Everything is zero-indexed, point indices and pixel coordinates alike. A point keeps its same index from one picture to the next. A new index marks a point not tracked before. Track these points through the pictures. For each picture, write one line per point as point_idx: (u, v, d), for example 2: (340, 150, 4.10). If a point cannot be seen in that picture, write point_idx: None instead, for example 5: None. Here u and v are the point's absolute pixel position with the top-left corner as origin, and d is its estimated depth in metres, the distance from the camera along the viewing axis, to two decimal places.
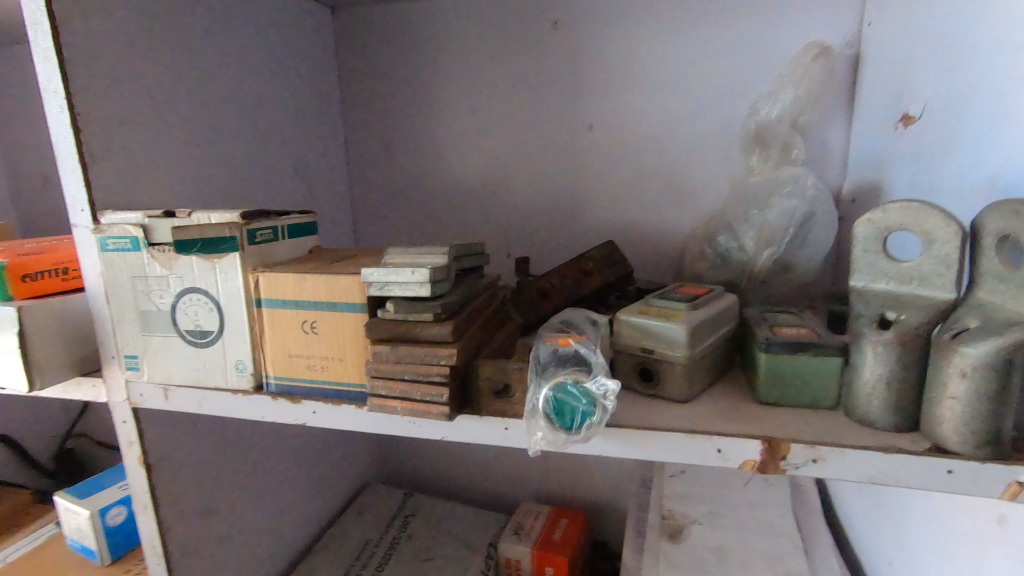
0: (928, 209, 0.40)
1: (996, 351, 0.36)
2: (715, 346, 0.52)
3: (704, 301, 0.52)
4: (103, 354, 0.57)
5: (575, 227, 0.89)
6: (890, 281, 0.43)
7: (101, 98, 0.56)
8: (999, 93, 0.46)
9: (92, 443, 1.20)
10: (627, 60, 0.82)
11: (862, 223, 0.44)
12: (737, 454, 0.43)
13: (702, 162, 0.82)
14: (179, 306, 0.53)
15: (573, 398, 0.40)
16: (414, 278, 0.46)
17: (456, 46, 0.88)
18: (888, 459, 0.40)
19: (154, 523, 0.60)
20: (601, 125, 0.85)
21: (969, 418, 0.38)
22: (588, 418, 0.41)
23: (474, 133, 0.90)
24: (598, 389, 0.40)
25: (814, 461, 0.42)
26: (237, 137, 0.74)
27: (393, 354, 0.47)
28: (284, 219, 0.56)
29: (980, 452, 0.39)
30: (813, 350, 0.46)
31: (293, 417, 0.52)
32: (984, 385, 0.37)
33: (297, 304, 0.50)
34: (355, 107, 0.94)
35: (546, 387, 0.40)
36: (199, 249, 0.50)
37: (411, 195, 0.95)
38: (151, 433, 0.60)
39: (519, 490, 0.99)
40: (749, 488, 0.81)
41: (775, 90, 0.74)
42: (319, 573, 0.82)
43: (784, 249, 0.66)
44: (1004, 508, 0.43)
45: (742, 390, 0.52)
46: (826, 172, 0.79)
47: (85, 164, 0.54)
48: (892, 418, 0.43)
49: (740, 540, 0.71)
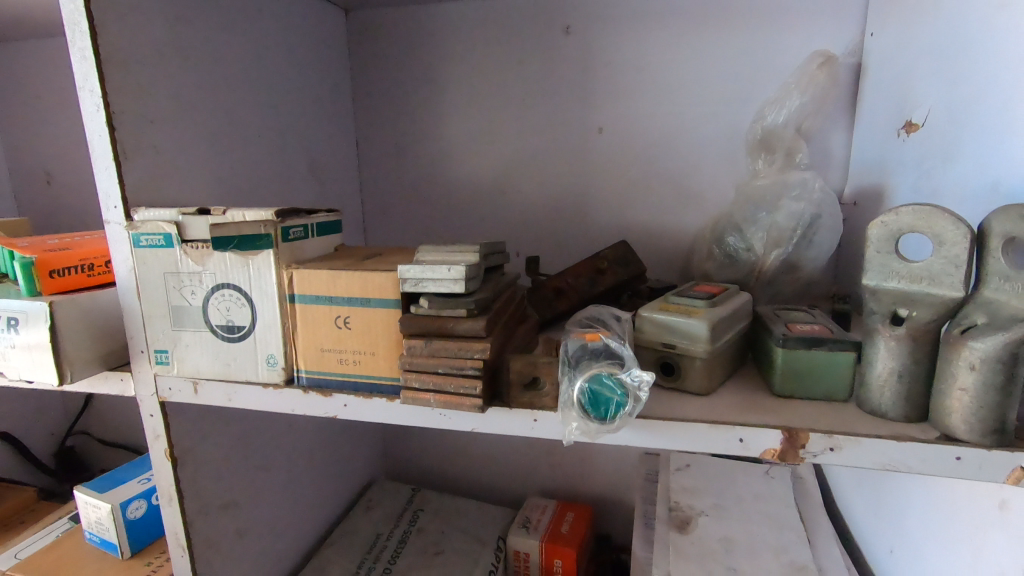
0: (938, 213, 0.42)
1: (1003, 345, 0.39)
2: (732, 342, 0.54)
3: (721, 299, 0.54)
4: (132, 349, 0.58)
5: (583, 227, 0.91)
6: (901, 281, 0.44)
7: (134, 97, 0.57)
8: (1001, 103, 0.49)
9: (93, 440, 1.21)
10: (637, 66, 0.84)
11: (875, 226, 0.46)
12: (758, 443, 0.45)
13: (709, 166, 0.85)
14: (211, 301, 0.54)
15: (608, 389, 0.42)
16: (449, 275, 0.47)
17: (469, 50, 0.90)
18: (901, 447, 0.43)
19: (178, 516, 0.61)
20: (611, 128, 0.87)
21: (976, 408, 0.41)
22: (622, 408, 0.42)
23: (485, 135, 0.92)
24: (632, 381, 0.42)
25: (831, 449, 0.44)
26: (257, 136, 0.75)
27: (427, 348, 0.48)
28: (313, 217, 0.57)
29: (987, 440, 0.41)
30: (828, 345, 0.49)
31: (324, 410, 0.53)
32: (993, 377, 0.39)
33: (331, 300, 0.51)
34: (367, 107, 0.96)
35: (582, 378, 0.43)
36: (235, 246, 0.52)
37: (422, 194, 0.97)
38: (177, 426, 0.61)
39: (526, 485, 1.01)
40: (752, 481, 0.84)
41: (781, 97, 0.77)
42: (332, 566, 0.83)
43: (791, 249, 0.69)
44: (1005, 494, 0.45)
45: (757, 384, 0.54)
46: (828, 177, 0.82)
47: (119, 162, 0.55)
48: (903, 409, 0.45)
49: (747, 530, 0.73)
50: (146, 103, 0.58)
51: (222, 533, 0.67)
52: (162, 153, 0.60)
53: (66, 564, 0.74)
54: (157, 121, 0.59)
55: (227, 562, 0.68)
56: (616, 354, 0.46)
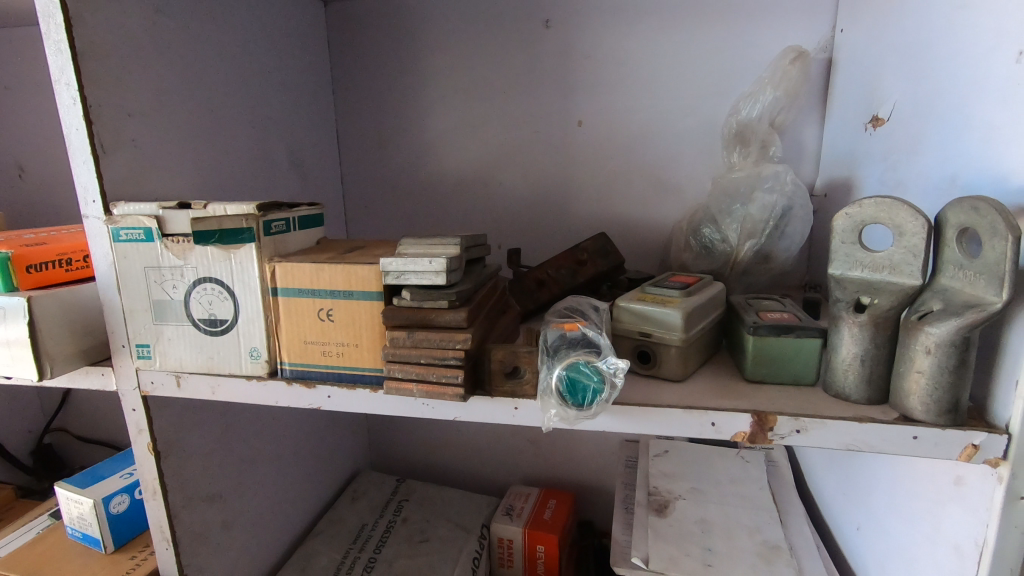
0: (899, 204, 0.44)
1: (956, 330, 0.41)
2: (706, 329, 0.56)
3: (696, 289, 0.56)
4: (113, 343, 0.58)
5: (564, 219, 0.92)
6: (865, 270, 0.47)
7: (112, 90, 0.56)
8: (960, 100, 0.51)
9: (72, 438, 1.19)
10: (616, 60, 0.85)
11: (840, 217, 0.48)
12: (729, 427, 0.47)
13: (686, 158, 0.86)
14: (194, 295, 0.54)
15: (585, 376, 0.44)
16: (431, 267, 0.48)
17: (450, 43, 0.90)
18: (863, 427, 0.45)
19: (163, 510, 0.61)
20: (591, 122, 0.88)
21: (932, 389, 0.43)
22: (599, 395, 0.44)
23: (466, 128, 0.92)
24: (609, 368, 0.44)
25: (798, 431, 0.46)
26: (237, 129, 0.75)
27: (409, 339, 0.49)
28: (295, 211, 0.58)
29: (942, 419, 0.44)
30: (796, 331, 0.51)
31: (308, 401, 0.54)
32: (947, 360, 0.42)
33: (313, 292, 0.52)
34: (347, 100, 0.96)
35: (560, 366, 0.44)
36: (217, 240, 0.52)
37: (404, 188, 0.97)
38: (161, 420, 0.61)
39: (509, 474, 1.03)
40: (728, 465, 0.86)
41: (755, 91, 0.78)
42: (318, 556, 0.84)
43: (764, 240, 0.71)
44: (959, 471, 0.48)
45: (730, 370, 0.57)
46: (801, 169, 0.84)
47: (97, 156, 0.54)
48: (865, 391, 0.48)
49: (723, 513, 0.76)
50: (124, 96, 0.57)
51: (207, 525, 0.67)
52: (141, 146, 0.60)
53: (48, 560, 0.74)
54: (136, 114, 0.59)
55: (213, 554, 0.68)
56: (595, 343, 0.47)
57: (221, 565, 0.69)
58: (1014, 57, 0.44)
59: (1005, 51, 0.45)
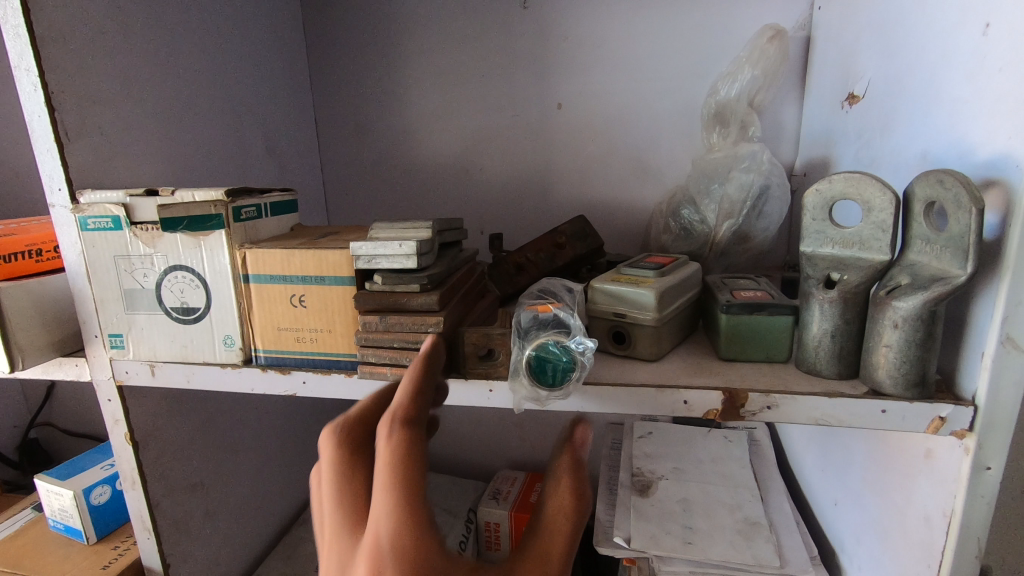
0: (867, 179, 0.45)
1: (922, 304, 0.41)
2: (681, 310, 0.56)
3: (670, 269, 0.56)
4: (86, 334, 0.57)
5: (545, 204, 0.92)
6: (836, 246, 0.47)
7: (76, 76, 0.55)
8: (930, 74, 0.51)
9: (58, 432, 1.19)
10: (594, 42, 0.85)
11: (810, 194, 0.48)
12: (701, 404, 0.48)
13: (665, 140, 0.86)
14: (165, 284, 0.54)
15: (554, 356, 0.44)
16: (401, 251, 0.48)
17: (426, 26, 0.89)
18: (832, 402, 0.45)
19: (142, 500, 0.61)
20: (570, 105, 0.87)
21: (899, 363, 0.44)
22: (568, 373, 0.44)
23: (445, 112, 0.92)
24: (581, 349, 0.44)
25: (768, 408, 0.47)
26: (209, 115, 0.74)
27: (382, 323, 0.49)
28: (267, 197, 0.57)
29: (909, 392, 0.44)
30: (768, 309, 0.51)
31: (284, 387, 0.54)
32: (914, 334, 0.42)
33: (285, 279, 0.52)
34: (324, 86, 0.94)
35: (528, 347, 0.44)
36: (185, 227, 0.51)
37: (384, 174, 0.96)
38: (137, 410, 0.60)
39: (496, 458, 1.04)
40: (711, 445, 0.87)
41: (734, 71, 0.78)
42: (305, 543, 0.84)
43: (742, 220, 0.71)
44: (930, 444, 0.48)
45: (705, 349, 0.57)
46: (780, 150, 0.84)
47: (62, 144, 0.54)
48: (836, 367, 0.48)
49: (704, 491, 0.77)
50: (88, 82, 0.56)
51: (189, 514, 0.67)
52: (107, 134, 0.58)
53: (32, 552, 0.74)
54: (101, 101, 0.58)
55: (197, 543, 0.68)
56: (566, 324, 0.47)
57: (205, 553, 0.70)
58: (981, 30, 0.44)
59: (972, 24, 0.45)
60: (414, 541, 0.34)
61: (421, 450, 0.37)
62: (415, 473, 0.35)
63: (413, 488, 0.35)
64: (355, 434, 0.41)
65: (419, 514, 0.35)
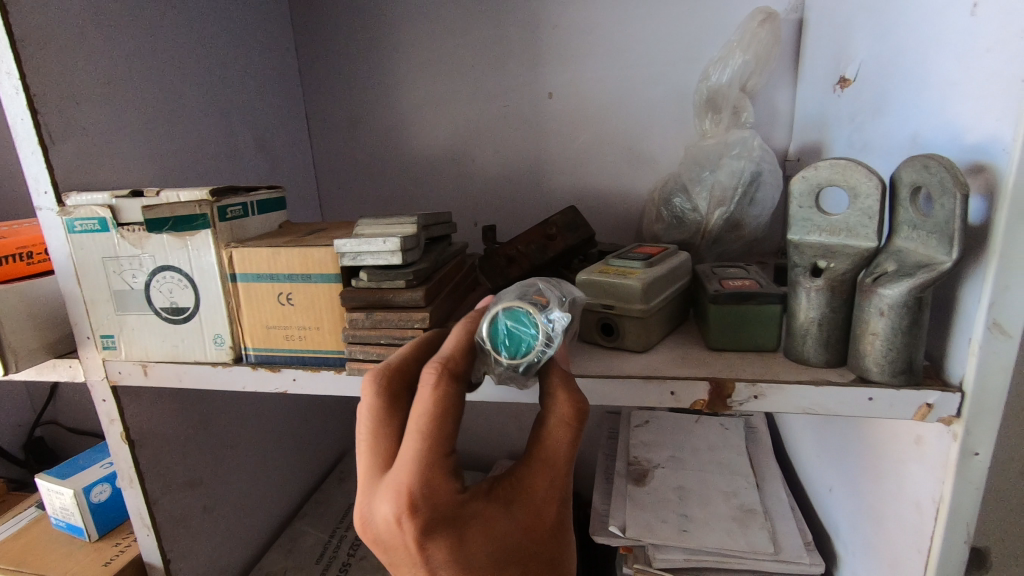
0: (853, 166, 0.44)
1: (908, 290, 0.41)
2: (670, 300, 0.56)
3: (659, 259, 0.56)
4: (78, 335, 0.57)
5: (539, 195, 0.91)
6: (823, 233, 0.46)
7: (58, 78, 0.55)
8: (920, 56, 0.50)
9: (63, 430, 1.20)
10: (584, 29, 0.84)
11: (796, 181, 0.48)
12: (687, 395, 0.48)
13: (658, 128, 0.85)
14: (154, 284, 0.54)
15: (522, 327, 0.40)
16: (385, 247, 0.48)
17: (414, 17, 0.88)
18: (818, 391, 0.45)
19: (140, 497, 0.62)
20: (561, 94, 0.87)
21: (887, 351, 0.43)
22: (528, 349, 0.39)
23: (436, 104, 0.91)
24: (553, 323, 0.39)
25: (755, 397, 0.46)
26: (195, 113, 0.73)
27: (369, 320, 0.49)
28: (253, 195, 0.57)
29: (897, 379, 0.44)
30: (756, 299, 0.51)
31: (274, 385, 0.54)
32: (901, 321, 0.42)
33: (272, 277, 0.52)
34: (314, 80, 0.94)
35: (499, 306, 0.39)
36: (171, 227, 0.51)
37: (376, 168, 0.96)
38: (133, 408, 0.61)
39: (495, 449, 1.04)
40: (707, 433, 0.87)
41: (725, 56, 0.77)
42: (306, 535, 0.85)
43: (734, 208, 0.70)
44: (920, 430, 0.48)
45: (695, 339, 0.57)
46: (773, 135, 0.83)
47: (46, 146, 0.54)
48: (824, 355, 0.48)
49: (700, 479, 0.77)
50: (71, 84, 0.56)
51: (188, 510, 0.68)
52: (92, 135, 0.58)
53: (36, 549, 0.75)
54: (85, 102, 0.58)
55: (197, 538, 0.69)
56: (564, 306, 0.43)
57: (206, 548, 0.71)
58: (969, 10, 0.43)
59: (959, 5, 0.44)
60: (436, 487, 0.36)
61: (455, 398, 0.37)
62: (445, 430, 0.36)
63: (440, 442, 0.37)
64: (397, 375, 0.41)
65: (442, 463, 0.37)
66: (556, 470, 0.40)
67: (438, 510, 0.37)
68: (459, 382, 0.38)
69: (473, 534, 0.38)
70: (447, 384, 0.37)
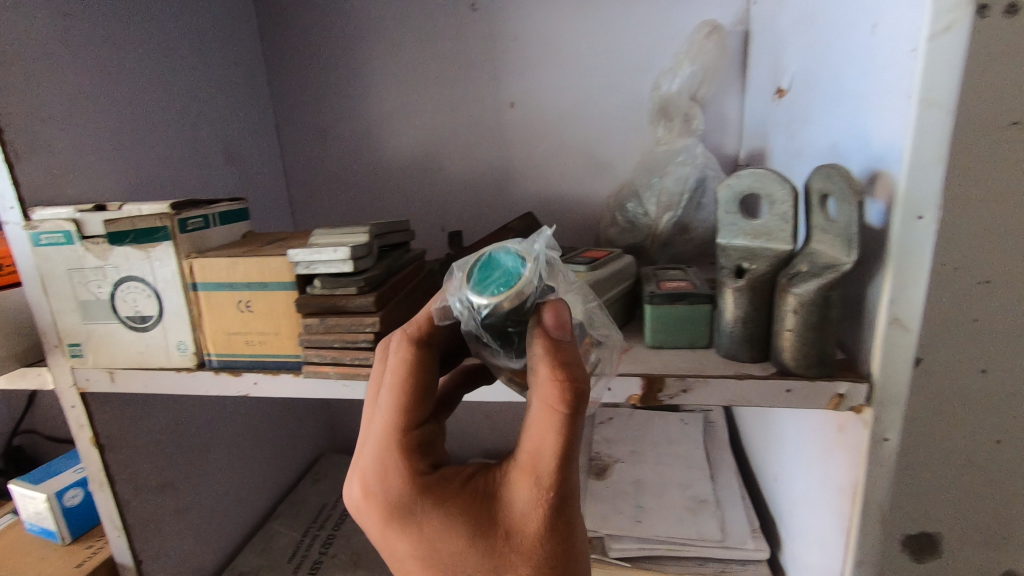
0: (771, 174, 0.49)
1: (817, 289, 0.44)
2: (613, 301, 0.59)
3: (602, 262, 0.60)
4: (46, 344, 0.59)
5: (503, 201, 0.94)
6: (747, 237, 0.50)
7: (24, 98, 0.57)
8: (836, 69, 0.53)
9: (41, 438, 1.21)
10: (542, 40, 0.87)
11: (722, 188, 0.51)
12: (622, 390, 0.51)
13: (615, 135, 0.88)
14: (118, 294, 0.56)
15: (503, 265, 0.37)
16: (337, 256, 0.51)
17: (379, 30, 0.91)
18: (742, 384, 0.49)
19: (111, 500, 0.64)
20: (522, 103, 0.90)
21: (801, 345, 0.47)
22: (498, 286, 0.36)
23: (402, 114, 0.94)
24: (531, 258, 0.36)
25: (684, 391, 0.50)
26: (164, 127, 0.76)
27: (322, 325, 0.52)
28: (214, 207, 0.59)
29: (812, 371, 0.47)
30: (688, 298, 0.54)
31: (236, 389, 0.57)
32: (811, 317, 0.45)
33: (232, 286, 0.54)
34: (283, 92, 0.96)
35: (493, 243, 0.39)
36: (132, 240, 0.54)
37: (346, 176, 0.98)
38: (102, 414, 0.63)
39: (467, 448, 1.07)
40: (668, 429, 0.91)
41: (675, 67, 0.81)
42: (280, 536, 0.87)
43: (682, 212, 0.73)
44: (840, 419, 0.52)
45: (638, 338, 0.60)
46: (724, 141, 0.87)
47: (11, 163, 0.57)
48: (748, 350, 0.51)
49: (658, 472, 0.81)
50: (37, 103, 0.58)
51: (160, 512, 0.70)
52: (59, 151, 0.61)
53: (11, 554, 0.77)
54: (51, 120, 0.60)
55: (170, 538, 0.72)
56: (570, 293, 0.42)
57: (178, 549, 0.73)
58: (871, 29, 0.46)
59: (864, 24, 0.48)
60: (391, 465, 0.38)
61: (417, 371, 0.38)
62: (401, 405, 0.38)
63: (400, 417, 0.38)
64: None
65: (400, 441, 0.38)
66: (531, 469, 0.35)
67: (392, 491, 0.37)
68: (423, 350, 0.39)
69: (434, 525, 0.36)
70: (406, 348, 0.38)
